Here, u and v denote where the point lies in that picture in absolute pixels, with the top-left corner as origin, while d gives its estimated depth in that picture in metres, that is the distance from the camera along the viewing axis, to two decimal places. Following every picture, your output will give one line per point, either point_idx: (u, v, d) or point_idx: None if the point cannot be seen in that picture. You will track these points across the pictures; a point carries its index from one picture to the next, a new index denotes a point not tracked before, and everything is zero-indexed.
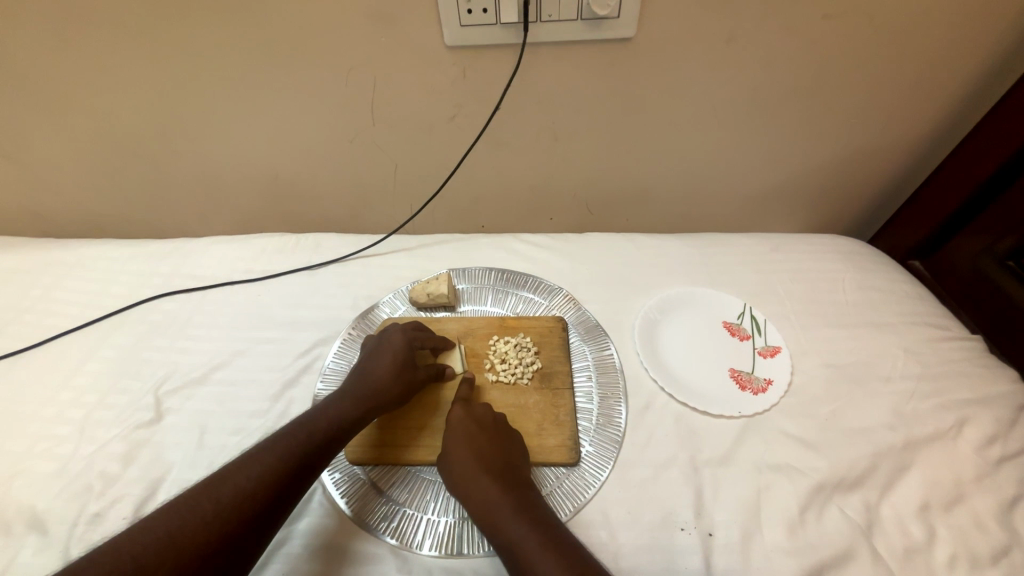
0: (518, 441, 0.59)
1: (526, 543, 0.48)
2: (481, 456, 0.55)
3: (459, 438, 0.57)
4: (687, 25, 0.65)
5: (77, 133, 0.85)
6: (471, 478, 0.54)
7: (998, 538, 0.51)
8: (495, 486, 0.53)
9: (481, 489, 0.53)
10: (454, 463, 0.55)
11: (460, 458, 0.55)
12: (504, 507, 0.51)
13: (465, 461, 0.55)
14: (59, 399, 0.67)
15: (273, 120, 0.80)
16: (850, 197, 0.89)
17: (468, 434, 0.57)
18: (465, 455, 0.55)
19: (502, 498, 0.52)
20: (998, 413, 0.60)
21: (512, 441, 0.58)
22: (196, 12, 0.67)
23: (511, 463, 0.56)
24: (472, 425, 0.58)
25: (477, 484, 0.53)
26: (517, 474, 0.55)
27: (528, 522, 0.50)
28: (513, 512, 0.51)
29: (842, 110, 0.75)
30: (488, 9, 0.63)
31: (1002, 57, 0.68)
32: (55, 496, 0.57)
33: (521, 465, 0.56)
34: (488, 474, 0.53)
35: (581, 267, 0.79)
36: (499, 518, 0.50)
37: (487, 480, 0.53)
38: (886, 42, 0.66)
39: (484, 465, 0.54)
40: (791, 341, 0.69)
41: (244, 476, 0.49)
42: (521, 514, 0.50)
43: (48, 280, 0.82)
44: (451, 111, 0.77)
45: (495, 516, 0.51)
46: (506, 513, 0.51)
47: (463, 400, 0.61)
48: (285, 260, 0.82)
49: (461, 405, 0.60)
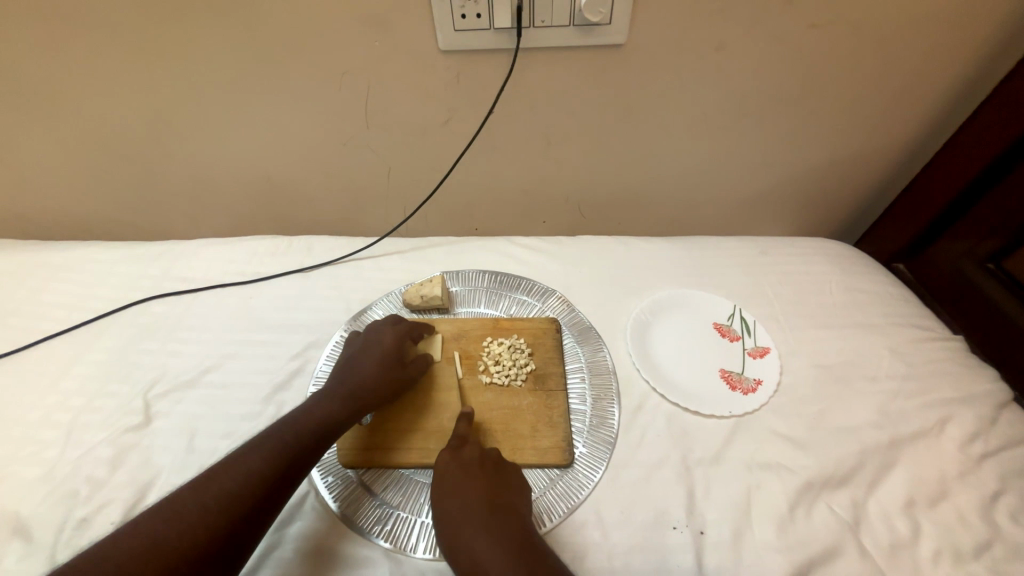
0: (517, 484, 0.55)
1: None
2: (469, 505, 0.51)
3: (448, 484, 0.54)
4: (676, 32, 0.66)
5: (64, 134, 0.84)
6: (458, 529, 0.50)
7: (980, 533, 0.52)
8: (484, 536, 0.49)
9: (469, 540, 0.49)
10: (442, 512, 0.52)
11: (449, 507, 0.52)
12: (494, 558, 0.47)
13: (455, 509, 0.52)
14: (45, 403, 0.66)
15: (267, 122, 0.80)
16: (836, 201, 0.91)
17: (457, 480, 0.54)
18: (453, 503, 0.52)
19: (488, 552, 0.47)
20: (979, 411, 0.61)
21: (509, 485, 0.54)
22: (188, 14, 0.66)
23: (504, 508, 0.52)
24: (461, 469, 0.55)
25: (463, 537, 0.49)
26: (511, 520, 0.51)
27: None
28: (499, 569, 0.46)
29: (827, 116, 0.77)
30: (482, 14, 0.63)
31: (979, 66, 0.70)
32: (41, 502, 0.56)
33: (516, 509, 0.52)
34: (477, 522, 0.50)
35: (574, 270, 0.80)
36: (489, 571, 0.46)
37: (476, 528, 0.49)
38: (868, 51, 0.68)
39: (474, 512, 0.51)
40: (779, 342, 0.70)
41: (231, 478, 0.49)
42: (512, 565, 0.46)
43: (34, 282, 0.80)
44: (444, 114, 0.77)
45: (483, 571, 0.46)
46: (497, 564, 0.46)
47: (454, 442, 0.58)
48: (278, 263, 0.82)
49: (451, 448, 0.57)
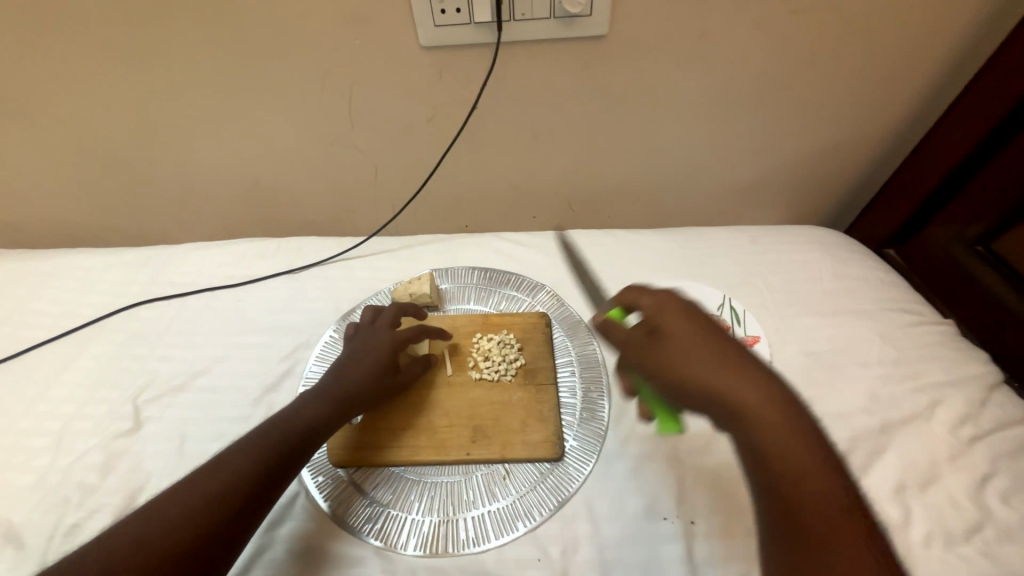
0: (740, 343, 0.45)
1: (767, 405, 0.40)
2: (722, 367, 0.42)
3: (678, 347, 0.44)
4: (659, 20, 0.66)
5: (50, 142, 0.83)
6: (693, 349, 0.43)
7: (971, 516, 0.52)
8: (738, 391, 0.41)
9: (696, 351, 0.43)
10: (677, 368, 0.43)
11: (696, 348, 0.43)
12: (736, 371, 0.41)
13: (691, 345, 0.43)
14: (35, 411, 0.66)
15: (251, 124, 0.80)
16: (826, 188, 0.90)
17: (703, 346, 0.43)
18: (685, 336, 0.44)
19: (761, 402, 0.40)
20: (970, 393, 0.61)
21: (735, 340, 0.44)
22: (167, 16, 0.66)
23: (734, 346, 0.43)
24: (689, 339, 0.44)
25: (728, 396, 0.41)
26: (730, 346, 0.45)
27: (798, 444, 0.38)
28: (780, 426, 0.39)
29: (814, 101, 0.76)
30: (461, 8, 0.63)
31: (965, 47, 0.69)
32: (32, 509, 0.56)
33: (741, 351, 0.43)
34: (705, 339, 0.44)
35: (579, 261, 0.78)
36: (739, 381, 0.41)
37: (707, 346, 0.43)
38: (853, 34, 0.68)
39: (697, 340, 0.44)
40: (769, 330, 0.70)
41: (217, 479, 0.49)
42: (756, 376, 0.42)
43: (23, 291, 0.80)
44: (429, 111, 0.77)
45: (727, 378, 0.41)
46: (740, 379, 0.41)
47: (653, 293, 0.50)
48: (266, 265, 0.82)
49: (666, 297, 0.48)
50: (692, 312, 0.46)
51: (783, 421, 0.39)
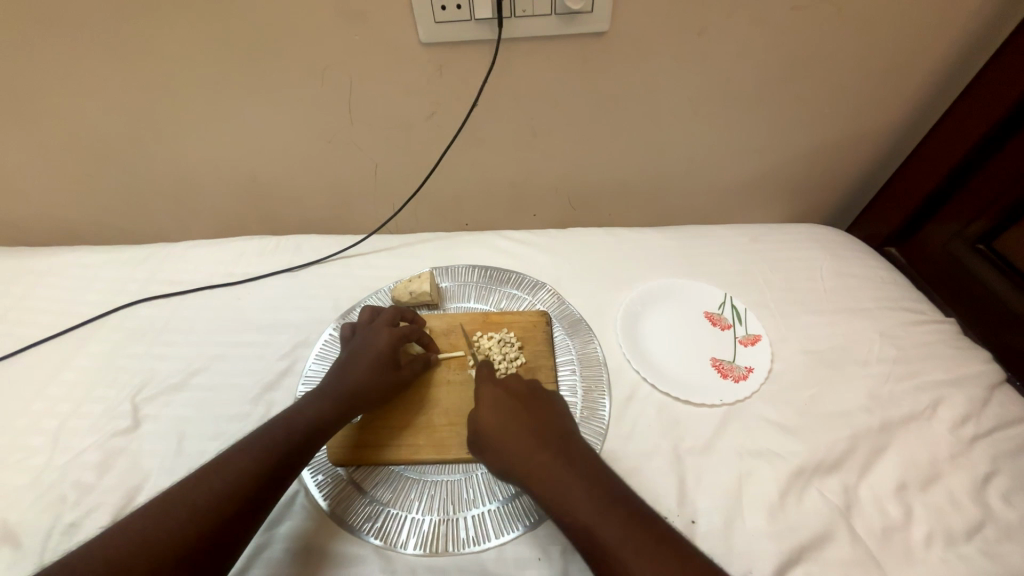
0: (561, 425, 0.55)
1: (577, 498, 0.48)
2: (530, 438, 0.53)
3: (498, 424, 0.55)
4: (659, 19, 0.65)
5: (46, 140, 0.83)
6: (520, 444, 0.53)
7: (972, 515, 0.52)
8: (544, 463, 0.51)
9: (523, 444, 0.53)
10: (518, 459, 0.52)
11: (515, 438, 0.53)
12: (553, 464, 0.51)
13: (514, 438, 0.53)
14: (33, 409, 0.65)
15: (250, 121, 0.79)
16: (827, 186, 0.90)
17: (517, 419, 0.55)
18: (508, 428, 0.54)
19: (572, 478, 0.50)
20: (971, 392, 0.61)
21: (552, 427, 0.55)
22: (164, 13, 0.65)
23: (552, 435, 0.54)
24: (509, 418, 0.55)
25: (534, 468, 0.51)
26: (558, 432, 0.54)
27: (599, 499, 0.48)
28: (579, 486, 0.49)
29: (816, 99, 0.76)
30: (462, 5, 0.63)
31: (967, 45, 0.69)
32: (29, 508, 0.56)
33: (558, 439, 0.53)
34: (530, 433, 0.53)
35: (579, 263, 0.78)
36: (555, 474, 0.50)
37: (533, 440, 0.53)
38: (854, 32, 0.67)
39: (523, 434, 0.53)
40: (770, 329, 0.70)
41: (221, 479, 0.49)
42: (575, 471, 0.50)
43: (21, 289, 0.80)
44: (429, 108, 0.76)
45: (548, 472, 0.50)
46: (558, 471, 0.50)
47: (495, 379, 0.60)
48: (265, 263, 0.82)
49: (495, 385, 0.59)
50: (524, 405, 0.56)
51: (594, 493, 0.48)
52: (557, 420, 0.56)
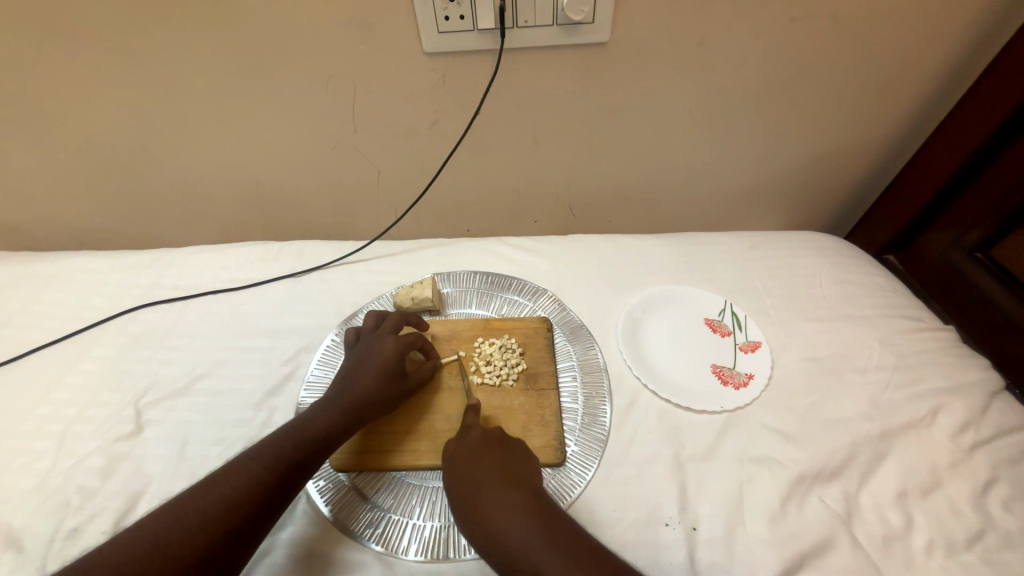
0: (522, 470, 0.54)
1: (525, 552, 0.46)
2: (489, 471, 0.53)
3: (461, 454, 0.55)
4: (659, 29, 0.66)
5: (53, 146, 0.84)
6: (473, 492, 0.51)
7: (973, 522, 0.52)
8: (497, 503, 0.50)
9: (476, 493, 0.51)
10: (471, 510, 0.50)
11: (469, 485, 0.52)
12: (503, 513, 0.49)
13: (468, 485, 0.52)
14: (37, 413, 0.66)
15: (255, 128, 0.80)
16: (826, 194, 0.91)
17: (480, 451, 0.55)
18: (465, 475, 0.53)
19: (521, 530, 0.47)
20: (971, 400, 0.61)
21: (512, 471, 0.53)
22: (171, 23, 0.67)
23: (512, 479, 0.52)
24: (468, 465, 0.54)
25: (484, 505, 0.50)
26: (518, 477, 0.53)
27: (540, 540, 0.46)
28: (530, 538, 0.47)
29: (814, 107, 0.77)
30: (465, 16, 0.64)
31: (962, 56, 0.70)
32: (32, 512, 0.56)
33: (517, 484, 0.52)
34: (485, 479, 0.52)
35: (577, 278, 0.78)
36: (504, 525, 0.48)
37: (487, 487, 0.51)
38: (852, 42, 0.68)
39: (479, 480, 0.52)
40: (770, 336, 0.70)
41: (227, 485, 0.49)
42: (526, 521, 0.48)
43: (26, 293, 0.81)
44: (432, 116, 0.77)
45: (497, 525, 0.48)
46: (507, 520, 0.48)
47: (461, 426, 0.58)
48: (268, 269, 0.82)
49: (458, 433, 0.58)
50: (485, 449, 0.55)
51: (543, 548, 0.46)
52: (522, 458, 0.55)
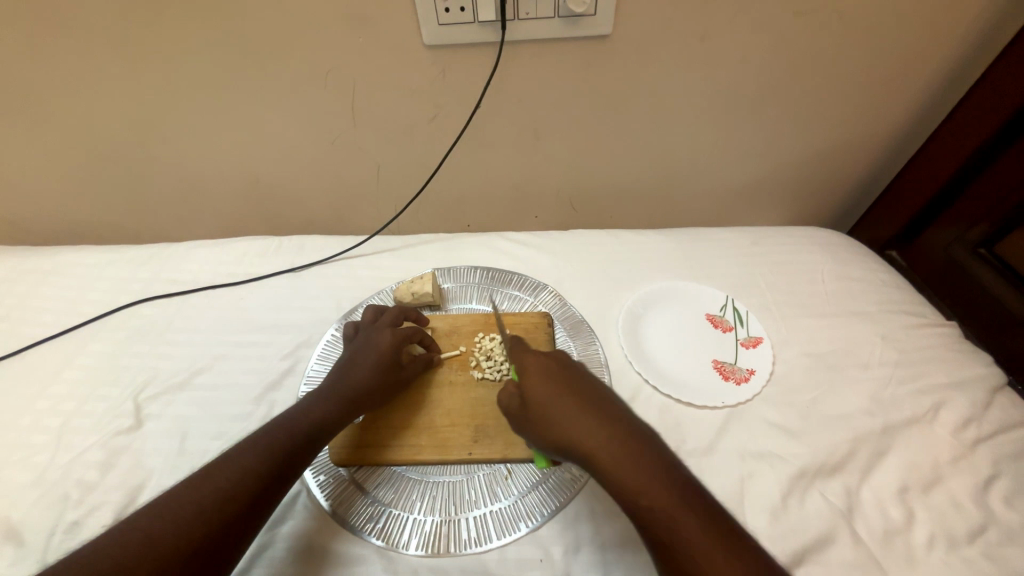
0: (578, 370, 0.56)
1: (599, 433, 0.49)
2: (582, 415, 0.50)
3: (546, 397, 0.52)
4: (662, 22, 0.66)
5: (50, 140, 0.83)
6: (540, 390, 0.53)
7: (974, 518, 0.52)
8: (564, 397, 0.52)
9: (543, 390, 0.53)
10: (539, 405, 0.52)
11: (535, 383, 0.54)
12: (572, 403, 0.51)
13: (534, 385, 0.53)
14: (36, 408, 0.65)
15: (254, 122, 0.79)
16: (828, 190, 0.90)
17: (566, 394, 0.52)
18: (529, 376, 0.54)
19: (593, 418, 0.50)
20: (973, 395, 0.61)
21: (571, 371, 0.55)
22: (169, 14, 0.66)
23: (572, 376, 0.54)
24: (530, 369, 0.55)
25: (552, 398, 0.52)
26: (576, 375, 0.55)
27: (610, 425, 0.49)
28: (602, 424, 0.49)
29: (816, 102, 0.76)
30: (466, 7, 0.63)
31: (967, 50, 0.69)
32: (31, 506, 0.56)
33: (577, 381, 0.54)
34: (551, 377, 0.54)
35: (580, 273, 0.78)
36: (576, 415, 0.50)
37: (553, 384, 0.53)
38: (856, 36, 0.68)
39: (543, 380, 0.54)
40: (772, 332, 0.70)
41: (224, 477, 0.49)
42: (595, 410, 0.51)
43: (24, 288, 0.80)
44: (432, 110, 0.77)
45: (567, 414, 0.50)
46: (577, 410, 0.51)
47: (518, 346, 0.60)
48: (268, 263, 0.82)
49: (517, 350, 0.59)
50: (544, 356, 0.57)
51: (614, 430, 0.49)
52: (596, 386, 0.54)
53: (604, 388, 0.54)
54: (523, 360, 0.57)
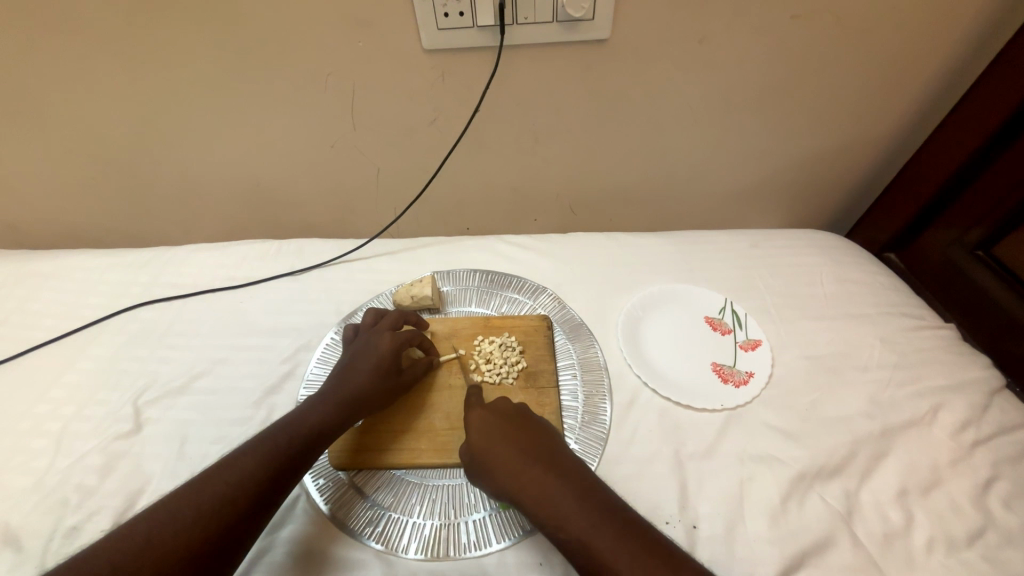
0: (527, 418, 0.56)
1: (538, 484, 0.49)
2: (523, 465, 0.51)
3: (488, 448, 0.53)
4: (660, 26, 0.66)
5: (51, 144, 0.84)
6: (484, 442, 0.53)
7: (974, 521, 0.52)
8: (506, 447, 0.52)
9: (486, 441, 0.53)
10: (481, 456, 0.52)
11: (477, 435, 0.54)
12: (514, 455, 0.51)
13: (478, 436, 0.54)
14: (35, 412, 0.66)
15: (254, 126, 0.80)
16: (827, 192, 0.91)
17: (507, 443, 0.52)
18: (474, 427, 0.55)
19: (533, 470, 0.50)
20: (972, 398, 0.61)
21: (519, 419, 0.55)
22: (169, 19, 0.66)
23: (519, 424, 0.55)
24: (476, 420, 0.55)
25: (494, 450, 0.52)
26: (524, 424, 0.55)
27: (550, 475, 0.50)
28: (542, 475, 0.50)
29: (814, 105, 0.76)
30: (464, 12, 0.63)
31: (964, 53, 0.70)
32: (30, 511, 0.56)
33: (524, 431, 0.54)
34: (495, 427, 0.54)
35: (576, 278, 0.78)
36: (517, 467, 0.51)
37: (497, 434, 0.53)
38: (852, 40, 0.68)
39: (487, 430, 0.54)
40: (770, 334, 0.70)
41: (224, 481, 0.49)
42: (537, 461, 0.51)
43: (24, 292, 0.80)
44: (431, 114, 0.77)
45: (509, 465, 0.51)
46: (518, 462, 0.51)
47: (474, 402, 0.59)
48: (267, 267, 0.82)
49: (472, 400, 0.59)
50: (492, 406, 0.57)
51: (553, 482, 0.49)
52: (541, 435, 0.54)
53: (550, 435, 0.55)
54: (468, 411, 0.57)
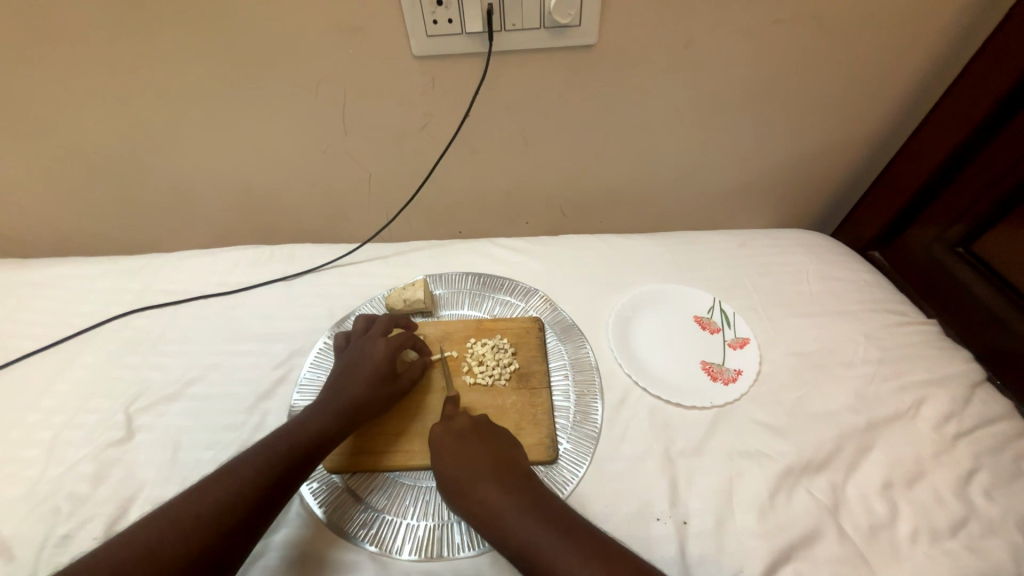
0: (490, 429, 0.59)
1: (490, 493, 0.52)
2: (480, 476, 0.53)
3: (449, 458, 0.55)
4: (645, 31, 0.67)
5: (41, 152, 0.83)
6: (445, 453, 0.56)
7: (956, 511, 0.53)
8: (465, 459, 0.55)
9: (447, 452, 0.56)
10: (441, 465, 0.55)
11: (440, 446, 0.57)
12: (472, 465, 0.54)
13: (440, 447, 0.56)
14: (25, 421, 0.65)
15: (245, 132, 0.80)
16: (812, 192, 0.92)
17: (467, 455, 0.55)
18: (438, 438, 0.57)
19: (487, 481, 0.53)
20: (954, 391, 0.63)
21: (482, 430, 0.58)
22: (160, 28, 0.67)
23: (480, 435, 0.57)
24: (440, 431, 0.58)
25: (453, 461, 0.55)
26: (485, 436, 0.57)
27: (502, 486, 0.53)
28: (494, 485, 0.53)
29: (797, 107, 0.78)
30: (453, 19, 0.64)
31: (940, 56, 0.72)
32: (22, 520, 0.55)
33: (485, 442, 0.57)
34: (456, 438, 0.57)
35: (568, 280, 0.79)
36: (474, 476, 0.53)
37: (458, 445, 0.56)
38: (832, 44, 0.70)
39: (449, 441, 0.57)
40: (758, 332, 0.71)
41: (223, 488, 0.49)
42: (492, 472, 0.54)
43: (13, 301, 0.80)
44: (422, 119, 0.78)
45: (465, 475, 0.54)
46: (475, 473, 0.54)
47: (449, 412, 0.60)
48: (260, 272, 0.82)
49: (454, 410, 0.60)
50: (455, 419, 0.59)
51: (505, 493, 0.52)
52: (500, 447, 0.57)
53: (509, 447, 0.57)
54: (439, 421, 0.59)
